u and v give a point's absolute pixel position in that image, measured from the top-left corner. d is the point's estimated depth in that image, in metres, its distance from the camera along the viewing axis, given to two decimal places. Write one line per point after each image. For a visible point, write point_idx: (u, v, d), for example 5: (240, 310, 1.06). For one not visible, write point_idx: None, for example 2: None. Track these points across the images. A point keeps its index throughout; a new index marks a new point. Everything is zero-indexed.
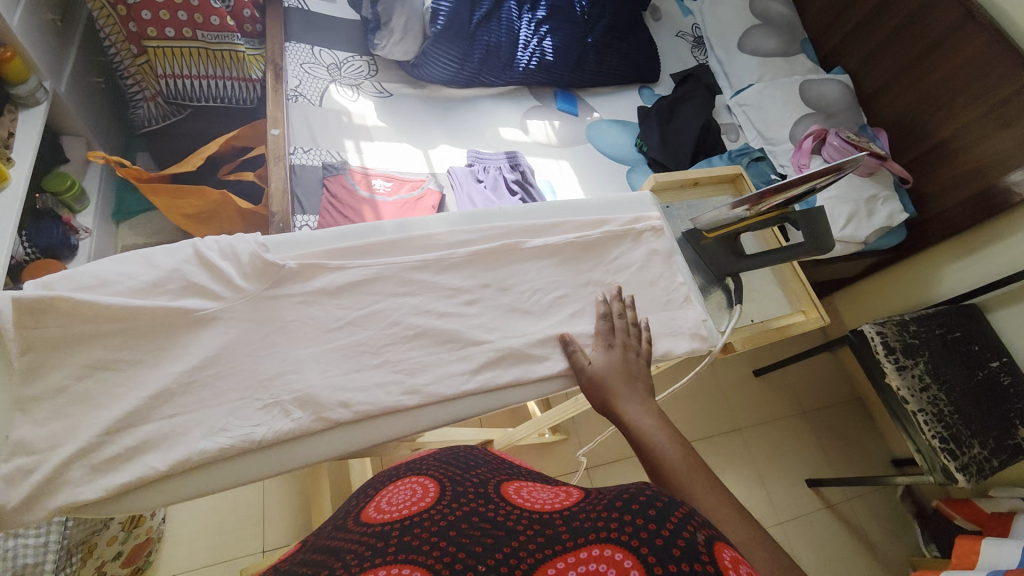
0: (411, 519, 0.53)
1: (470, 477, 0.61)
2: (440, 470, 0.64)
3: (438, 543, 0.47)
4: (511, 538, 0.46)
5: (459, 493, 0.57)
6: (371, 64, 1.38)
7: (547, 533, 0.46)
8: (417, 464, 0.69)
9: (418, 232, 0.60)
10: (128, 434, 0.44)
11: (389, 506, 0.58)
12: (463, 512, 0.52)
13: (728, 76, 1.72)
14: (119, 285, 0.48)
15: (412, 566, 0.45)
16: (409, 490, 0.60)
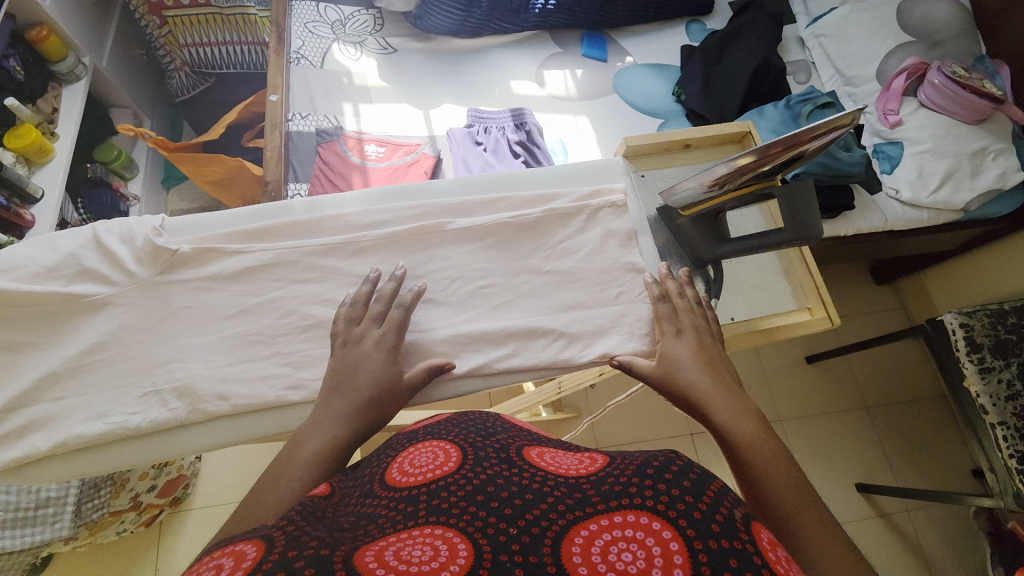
0: (436, 480, 0.39)
1: (496, 441, 0.45)
2: (463, 435, 0.45)
3: (463, 506, 0.35)
4: (539, 500, 0.35)
5: (482, 454, 0.42)
6: (377, 17, 1.31)
7: (579, 495, 0.35)
8: (437, 426, 0.49)
9: (330, 213, 0.56)
10: (21, 413, 0.48)
11: (408, 470, 0.41)
12: (488, 472, 0.39)
13: (805, 0, 1.40)
14: (22, 269, 0.51)
15: (436, 526, 0.33)
16: (433, 453, 0.43)
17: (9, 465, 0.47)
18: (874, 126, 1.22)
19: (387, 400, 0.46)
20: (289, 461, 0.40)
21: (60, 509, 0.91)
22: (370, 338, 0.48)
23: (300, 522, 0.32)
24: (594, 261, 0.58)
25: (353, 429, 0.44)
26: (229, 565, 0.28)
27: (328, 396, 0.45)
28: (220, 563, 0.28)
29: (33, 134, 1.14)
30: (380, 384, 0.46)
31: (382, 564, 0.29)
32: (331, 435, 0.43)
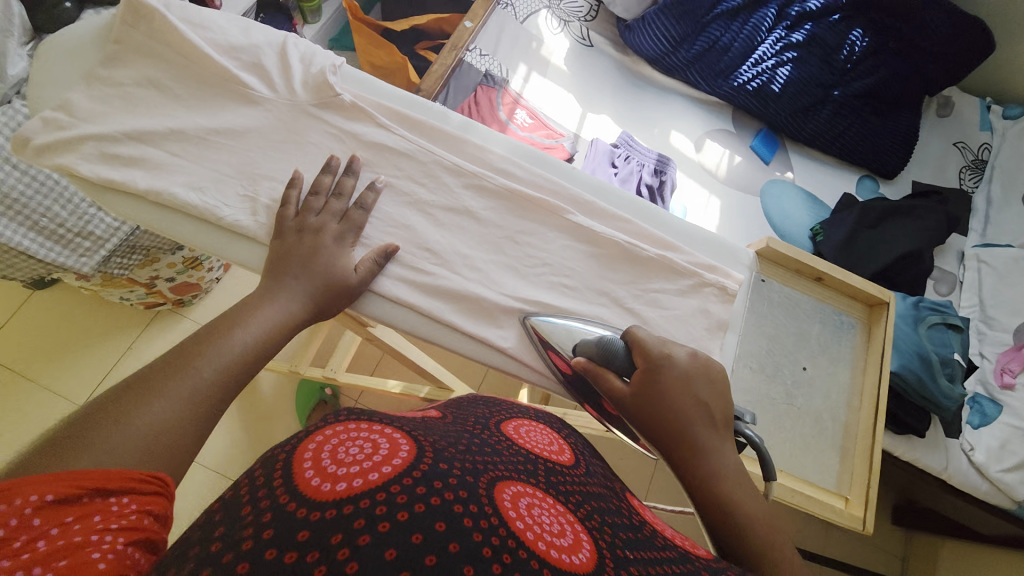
0: (552, 464, 0.42)
1: (601, 468, 0.49)
2: (571, 442, 0.51)
3: (578, 503, 0.37)
4: (646, 544, 0.35)
5: (592, 471, 0.45)
6: (594, 10, 1.32)
7: (686, 561, 0.35)
8: (545, 416, 0.55)
9: (476, 140, 0.57)
10: (136, 146, 0.50)
11: (524, 436, 0.45)
12: (600, 493, 0.41)
13: (987, 221, 1.28)
14: (211, 35, 0.53)
15: (556, 501, 0.35)
16: (549, 440, 0.47)
17: (99, 182, 0.49)
18: (985, 375, 1.12)
19: (334, 294, 0.49)
20: (243, 321, 0.46)
21: (94, 248, 0.90)
22: (325, 231, 0.50)
23: (446, 441, 0.36)
24: (676, 328, 0.55)
25: (304, 310, 0.48)
26: (384, 450, 0.32)
27: (273, 276, 0.48)
28: (378, 443, 0.32)
29: None
30: (331, 277, 0.48)
31: (517, 515, 0.31)
32: (281, 311, 0.47)
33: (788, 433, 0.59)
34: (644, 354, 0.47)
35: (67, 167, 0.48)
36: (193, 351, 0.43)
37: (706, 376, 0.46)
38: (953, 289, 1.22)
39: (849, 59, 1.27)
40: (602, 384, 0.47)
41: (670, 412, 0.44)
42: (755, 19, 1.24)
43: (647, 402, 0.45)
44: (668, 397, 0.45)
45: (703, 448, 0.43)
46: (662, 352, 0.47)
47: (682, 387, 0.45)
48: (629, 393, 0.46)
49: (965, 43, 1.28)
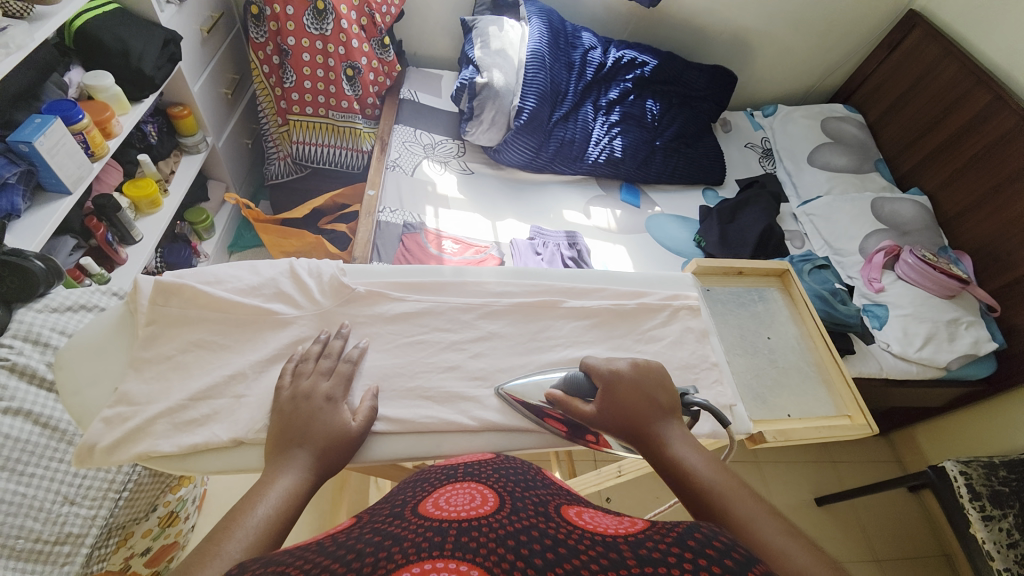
0: (468, 520, 0.38)
1: (535, 495, 0.45)
2: (502, 483, 0.47)
3: (493, 550, 0.34)
4: (571, 557, 0.33)
5: (521, 504, 0.42)
6: (460, 146, 1.60)
7: (616, 555, 0.33)
8: (478, 468, 0.50)
9: (470, 278, 0.70)
10: (205, 403, 0.54)
11: (442, 506, 0.42)
12: (525, 523, 0.38)
13: (795, 186, 1.71)
14: (229, 284, 0.60)
15: (461, 563, 0.32)
16: (471, 495, 0.44)
17: (182, 451, 0.51)
18: (862, 290, 1.43)
19: (339, 447, 0.51)
20: (259, 495, 0.44)
21: (75, 549, 0.79)
22: (319, 391, 0.53)
23: (321, 558, 0.32)
24: (677, 351, 0.69)
25: (315, 474, 0.48)
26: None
27: (280, 450, 0.49)
28: None
29: (152, 188, 1.32)
30: (334, 433, 0.51)
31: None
32: (294, 479, 0.46)
33: (786, 390, 0.75)
34: (598, 376, 0.57)
35: (146, 450, 0.51)
36: (221, 534, 0.40)
37: (648, 377, 0.57)
38: (804, 241, 1.60)
39: (655, 120, 1.69)
40: (571, 411, 0.56)
41: (628, 417, 0.54)
42: (581, 117, 1.60)
43: (611, 412, 0.54)
44: (625, 405, 0.54)
45: (654, 434, 0.53)
46: (611, 371, 0.57)
47: (632, 390, 0.55)
48: (594, 412, 0.55)
49: (715, 84, 1.78)
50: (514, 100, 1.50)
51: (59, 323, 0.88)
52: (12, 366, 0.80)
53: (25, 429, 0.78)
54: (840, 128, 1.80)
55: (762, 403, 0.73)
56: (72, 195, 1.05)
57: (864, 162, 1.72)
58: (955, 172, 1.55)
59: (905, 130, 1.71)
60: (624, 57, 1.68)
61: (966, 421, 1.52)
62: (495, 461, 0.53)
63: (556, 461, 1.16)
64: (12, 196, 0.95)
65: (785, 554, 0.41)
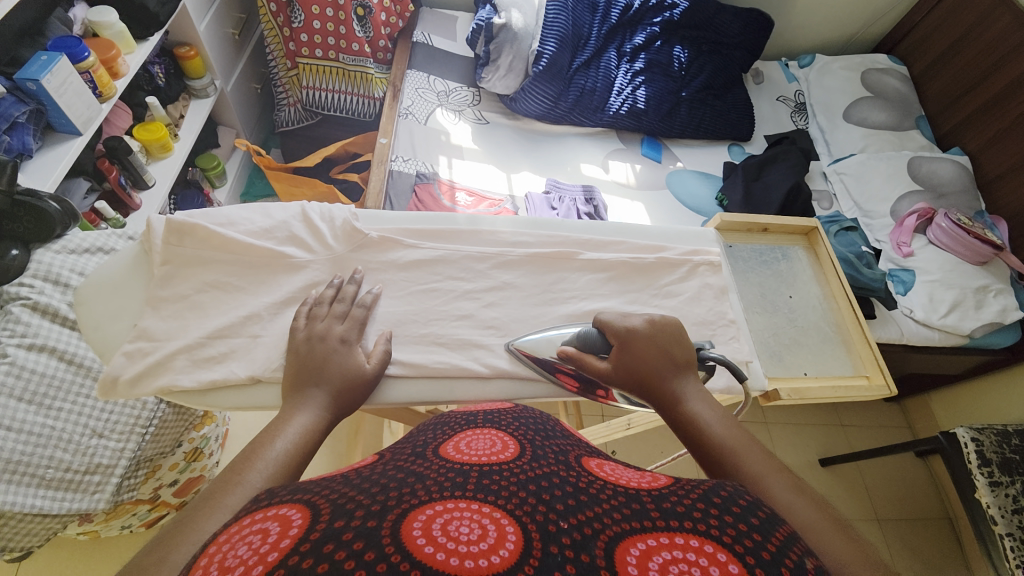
0: (490, 464, 0.39)
1: (555, 444, 0.45)
2: (522, 431, 0.47)
3: (514, 493, 0.34)
4: (593, 504, 0.33)
5: (541, 452, 0.42)
6: (475, 94, 1.53)
7: (638, 507, 0.33)
8: (498, 415, 0.51)
9: (485, 227, 0.68)
10: (222, 342, 0.54)
11: (463, 449, 0.42)
12: (546, 470, 0.38)
13: (827, 143, 1.62)
14: (242, 225, 0.60)
15: (484, 504, 0.33)
16: (492, 441, 0.44)
17: (202, 386, 0.53)
18: (889, 254, 1.38)
19: (354, 389, 0.51)
20: (278, 431, 0.45)
21: (105, 478, 0.84)
22: (334, 334, 0.53)
23: (345, 491, 0.32)
24: (695, 306, 0.68)
25: (331, 413, 0.49)
26: (275, 533, 0.28)
27: (297, 389, 0.50)
28: (266, 528, 0.29)
29: (162, 131, 1.29)
30: (349, 375, 0.51)
31: (429, 542, 0.28)
32: (311, 417, 0.47)
33: (803, 348, 0.74)
34: (613, 331, 0.56)
35: (167, 385, 0.52)
36: (242, 464, 0.41)
37: (667, 333, 0.55)
38: (832, 202, 1.54)
39: (682, 69, 1.58)
40: (585, 366, 0.55)
41: (642, 373, 0.53)
42: (604, 64, 1.51)
43: (627, 368, 0.54)
44: (640, 360, 0.53)
45: (667, 390, 0.52)
46: (627, 327, 0.55)
47: (648, 346, 0.54)
48: (608, 367, 0.54)
49: (750, 30, 1.65)
50: (533, 44, 1.42)
51: (78, 265, 0.89)
52: (34, 305, 0.82)
53: (50, 365, 0.81)
54: (883, 80, 1.68)
55: (778, 362, 0.72)
56: (82, 137, 1.04)
57: (904, 118, 1.61)
58: (1000, 133, 1.45)
59: (952, 84, 1.59)
60: None
61: (981, 391, 1.50)
62: (513, 410, 0.54)
63: (565, 414, 1.18)
64: (24, 136, 0.94)
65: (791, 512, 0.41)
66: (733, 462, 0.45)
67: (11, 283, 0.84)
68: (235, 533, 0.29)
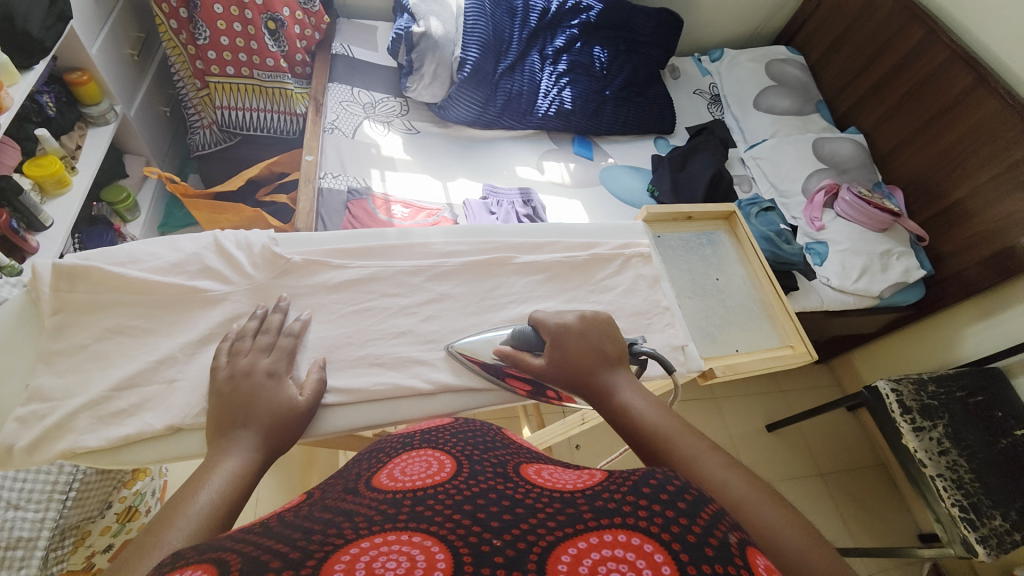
0: (424, 488, 0.38)
1: (494, 456, 0.45)
2: (459, 446, 0.46)
3: (447, 515, 0.33)
4: (527, 514, 0.33)
5: (479, 467, 0.42)
6: (403, 104, 1.51)
7: (572, 510, 0.34)
8: (435, 434, 0.50)
9: (417, 240, 0.66)
10: (133, 392, 0.50)
11: (397, 477, 0.41)
12: (483, 485, 0.38)
13: (742, 131, 1.73)
14: (146, 263, 0.55)
15: (415, 533, 0.32)
16: (428, 463, 0.43)
17: (112, 444, 0.48)
18: (804, 229, 1.50)
19: (287, 424, 0.49)
20: (202, 481, 0.41)
21: (30, 552, 0.77)
22: (259, 367, 0.50)
23: (262, 543, 0.30)
24: (630, 298, 0.70)
25: (263, 453, 0.46)
26: None
27: (223, 432, 0.46)
28: None
29: (58, 165, 1.17)
30: (280, 409, 0.49)
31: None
32: (240, 460, 0.44)
33: (733, 326, 0.78)
34: (547, 329, 0.58)
35: (70, 447, 0.47)
36: (160, 524, 0.37)
37: (596, 328, 0.57)
38: (751, 185, 1.64)
39: (604, 68, 1.64)
40: (523, 365, 0.56)
41: (577, 367, 0.54)
42: (528, 67, 1.53)
43: (563, 364, 0.55)
44: (575, 356, 0.55)
45: (602, 386, 0.53)
46: (559, 324, 0.57)
47: (581, 341, 0.56)
48: (545, 364, 0.55)
49: (662, 29, 1.74)
50: (456, 51, 1.42)
51: None
52: None
53: None
54: (784, 70, 1.82)
55: (711, 340, 0.76)
56: None
57: (805, 104, 1.76)
58: (890, 109, 1.61)
59: (845, 69, 1.75)
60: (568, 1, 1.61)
61: (895, 345, 1.66)
62: (454, 424, 0.53)
63: (524, 416, 1.19)
64: None
65: (724, 488, 0.42)
66: (668, 447, 0.46)
67: None
68: None
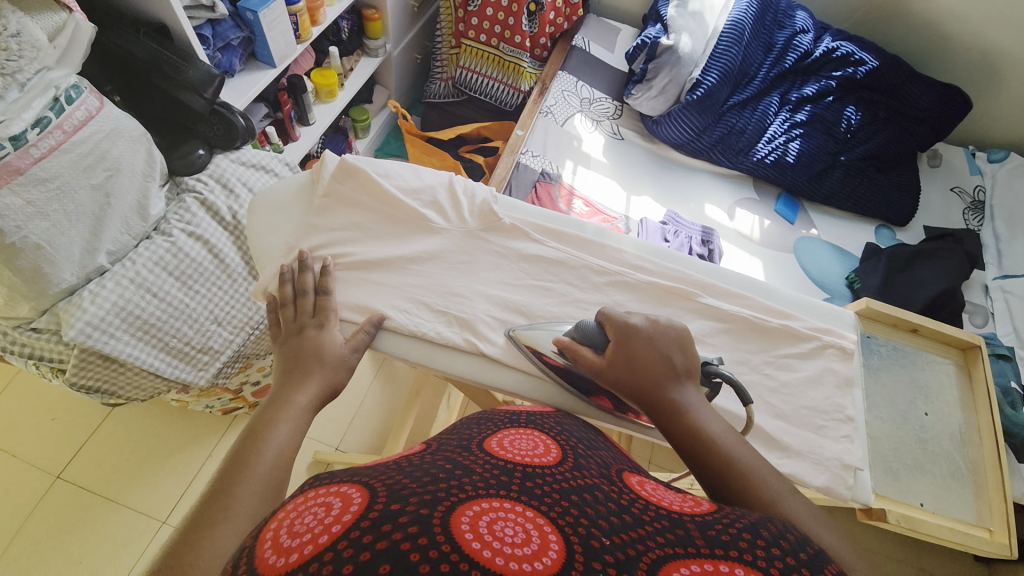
0: (532, 466, 0.39)
1: (597, 456, 0.46)
2: (565, 437, 0.47)
3: (556, 501, 0.34)
4: (637, 525, 0.33)
5: (584, 462, 0.42)
6: (618, 108, 1.52)
7: (681, 532, 0.33)
8: (541, 418, 0.51)
9: (611, 244, 0.67)
10: (351, 279, 0.59)
11: (506, 447, 0.43)
12: (588, 482, 0.38)
13: (1000, 254, 1.38)
14: (395, 180, 0.64)
15: (526, 508, 0.33)
16: (534, 443, 0.44)
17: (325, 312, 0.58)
18: None
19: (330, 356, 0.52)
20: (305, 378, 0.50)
21: (211, 361, 0.96)
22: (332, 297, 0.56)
23: (399, 477, 0.33)
24: (811, 389, 0.62)
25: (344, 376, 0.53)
26: (338, 505, 0.30)
27: (284, 379, 0.51)
28: (329, 501, 0.31)
29: (333, 79, 1.43)
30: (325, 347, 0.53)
31: (477, 538, 0.28)
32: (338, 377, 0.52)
33: (926, 480, 0.64)
34: (613, 328, 0.54)
35: None
36: (268, 415, 0.47)
37: (668, 335, 0.53)
38: (988, 320, 1.29)
39: (849, 131, 1.44)
40: (579, 358, 0.54)
41: (641, 376, 0.51)
42: (762, 107, 1.42)
43: (622, 369, 0.52)
44: (639, 363, 0.52)
45: (673, 401, 0.50)
46: (628, 322, 0.54)
47: (649, 348, 0.52)
48: (605, 365, 0.53)
49: (943, 106, 1.46)
50: (694, 72, 1.38)
51: (245, 177, 1.01)
52: (203, 200, 0.95)
53: (198, 252, 0.93)
54: None
55: (892, 480, 0.63)
56: (274, 69, 1.15)
57: None
58: None
59: None
60: (838, 50, 1.44)
61: None
62: (557, 416, 0.53)
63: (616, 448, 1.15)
64: (232, 57, 1.09)
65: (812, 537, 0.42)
66: (745, 477, 0.46)
67: (191, 176, 0.98)
68: (305, 501, 0.31)
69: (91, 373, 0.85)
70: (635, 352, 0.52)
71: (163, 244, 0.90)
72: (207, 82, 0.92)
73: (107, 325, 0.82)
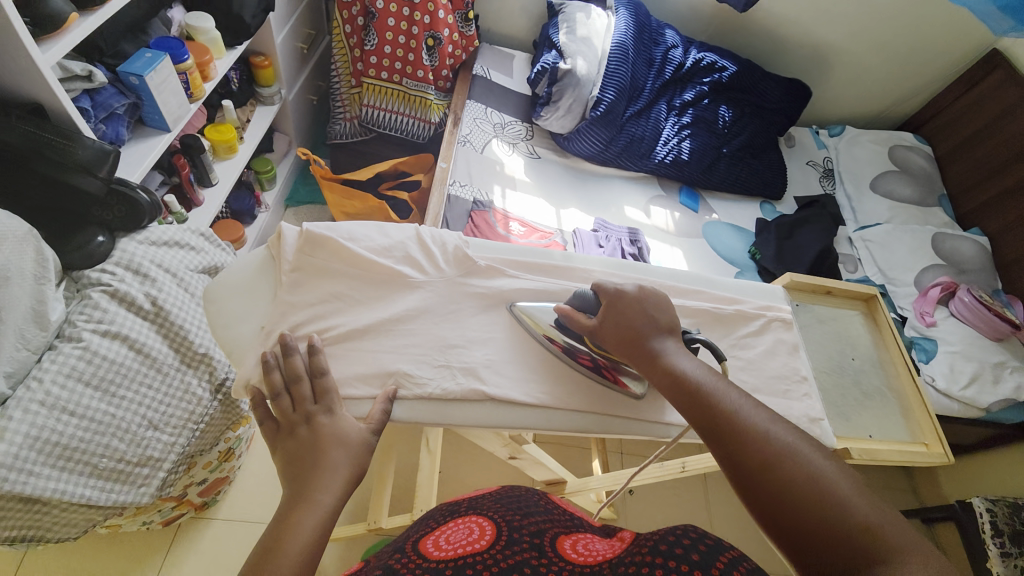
0: (465, 559, 0.47)
1: (532, 523, 0.53)
2: (502, 512, 0.55)
3: None
4: None
5: (516, 537, 0.50)
6: (529, 129, 1.60)
7: None
8: (479, 501, 0.60)
9: (580, 265, 0.71)
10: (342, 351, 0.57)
11: (444, 544, 0.51)
12: (517, 559, 0.47)
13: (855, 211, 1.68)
14: (362, 242, 0.63)
15: None
16: (469, 530, 0.53)
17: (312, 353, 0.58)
18: (912, 321, 1.43)
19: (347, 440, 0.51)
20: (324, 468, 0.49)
21: (153, 472, 0.85)
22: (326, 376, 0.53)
23: None
24: (770, 360, 0.71)
25: (361, 461, 0.51)
26: None
27: (295, 477, 0.48)
28: None
29: (230, 134, 1.33)
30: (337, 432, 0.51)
31: None
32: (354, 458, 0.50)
33: (866, 414, 0.77)
34: (604, 293, 0.61)
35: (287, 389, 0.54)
36: (285, 525, 0.45)
37: (650, 297, 0.60)
38: (857, 266, 1.58)
39: (725, 127, 1.66)
40: (575, 322, 0.60)
41: (625, 330, 0.58)
42: (654, 115, 1.59)
43: (608, 325, 0.59)
44: (623, 319, 0.59)
45: (653, 346, 0.57)
46: (616, 288, 0.60)
47: (632, 306, 0.59)
48: (595, 324, 0.59)
49: (790, 97, 1.75)
50: (593, 91, 1.50)
51: (157, 257, 0.90)
52: (112, 293, 0.83)
53: (119, 352, 0.80)
54: (910, 158, 1.76)
55: (844, 421, 0.75)
56: (169, 133, 1.05)
57: (928, 196, 1.69)
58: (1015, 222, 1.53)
59: (972, 169, 1.66)
60: (704, 59, 1.66)
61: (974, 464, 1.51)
62: (502, 490, 0.64)
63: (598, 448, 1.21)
64: (118, 127, 0.97)
65: (770, 437, 0.50)
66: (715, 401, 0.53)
67: (92, 269, 0.85)
68: None
69: (11, 523, 0.73)
70: (621, 311, 0.59)
71: (72, 353, 0.76)
72: (102, 161, 0.83)
73: (22, 462, 0.70)
